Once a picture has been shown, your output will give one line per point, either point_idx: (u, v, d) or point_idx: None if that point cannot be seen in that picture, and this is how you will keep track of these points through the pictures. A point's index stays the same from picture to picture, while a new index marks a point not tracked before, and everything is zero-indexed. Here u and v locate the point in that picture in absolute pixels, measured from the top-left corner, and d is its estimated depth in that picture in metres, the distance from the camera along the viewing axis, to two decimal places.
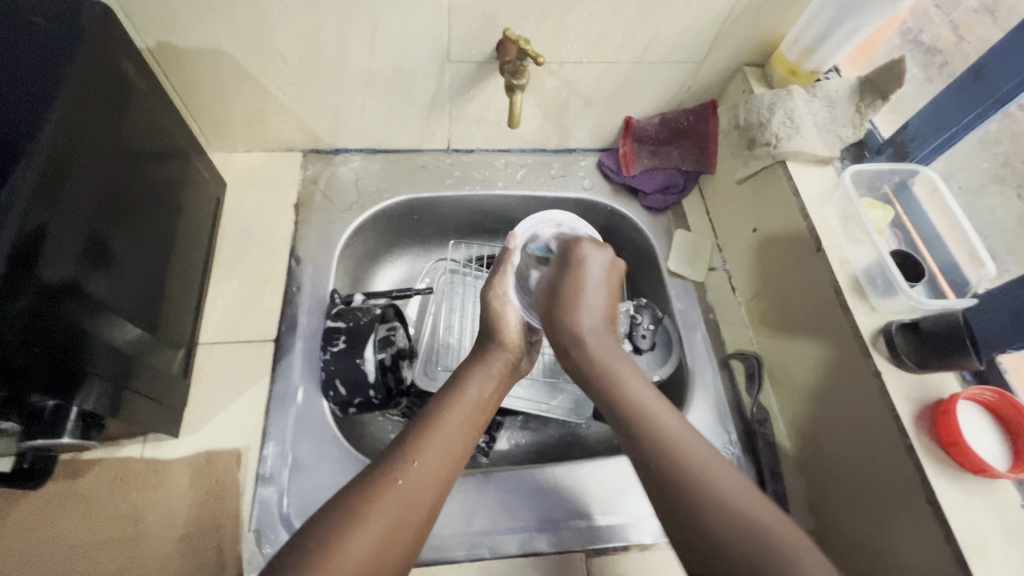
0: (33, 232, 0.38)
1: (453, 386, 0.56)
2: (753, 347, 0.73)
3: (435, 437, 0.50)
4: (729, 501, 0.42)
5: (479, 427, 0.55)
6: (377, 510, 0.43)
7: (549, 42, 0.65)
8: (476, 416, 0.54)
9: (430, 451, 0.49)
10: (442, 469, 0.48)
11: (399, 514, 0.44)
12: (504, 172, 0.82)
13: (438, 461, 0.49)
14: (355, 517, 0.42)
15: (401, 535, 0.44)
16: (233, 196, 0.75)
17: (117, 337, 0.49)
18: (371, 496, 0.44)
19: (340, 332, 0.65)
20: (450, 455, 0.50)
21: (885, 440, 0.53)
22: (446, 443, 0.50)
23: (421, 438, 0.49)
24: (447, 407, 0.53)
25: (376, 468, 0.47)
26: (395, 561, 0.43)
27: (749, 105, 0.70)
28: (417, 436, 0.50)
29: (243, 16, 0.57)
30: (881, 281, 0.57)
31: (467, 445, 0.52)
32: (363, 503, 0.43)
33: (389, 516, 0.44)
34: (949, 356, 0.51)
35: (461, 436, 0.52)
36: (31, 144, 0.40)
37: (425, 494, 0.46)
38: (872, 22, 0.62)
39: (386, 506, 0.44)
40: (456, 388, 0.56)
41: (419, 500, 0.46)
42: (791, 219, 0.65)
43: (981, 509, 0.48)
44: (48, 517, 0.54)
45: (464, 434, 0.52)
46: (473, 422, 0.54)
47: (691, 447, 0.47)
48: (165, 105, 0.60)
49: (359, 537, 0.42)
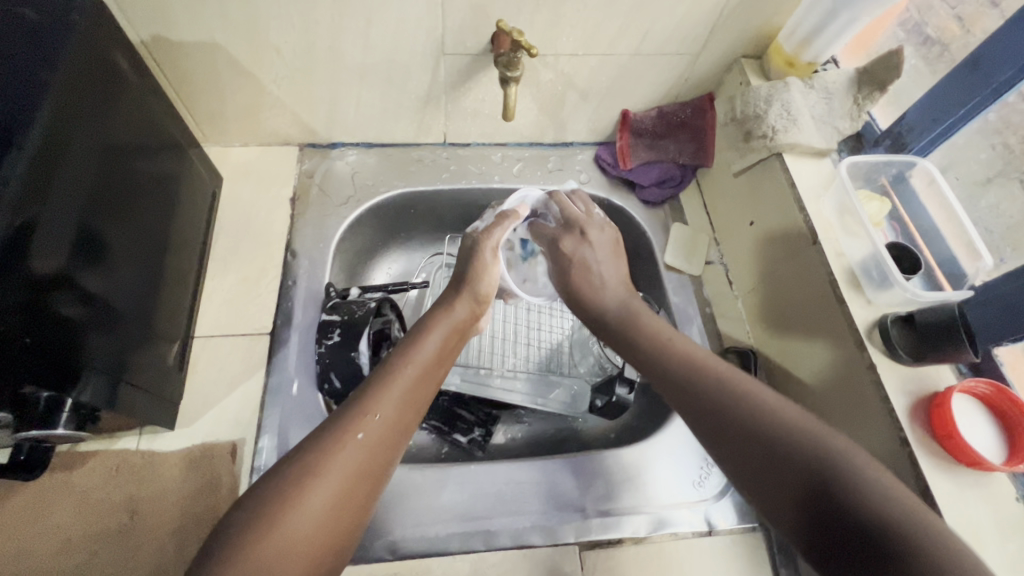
0: (24, 225, 0.39)
1: (414, 336, 0.55)
2: (750, 341, 0.72)
3: (397, 387, 0.49)
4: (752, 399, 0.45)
5: (439, 378, 0.54)
6: (336, 463, 0.43)
7: (544, 35, 0.64)
8: (435, 368, 0.53)
9: (390, 400, 0.48)
10: (400, 421, 0.48)
11: (360, 466, 0.44)
12: (500, 166, 0.82)
13: (396, 411, 0.48)
14: (317, 469, 0.42)
15: (361, 486, 0.43)
16: (229, 190, 0.75)
17: (108, 329, 0.49)
18: (329, 451, 0.43)
19: (335, 326, 0.65)
20: (413, 404, 0.50)
21: (880, 433, 0.52)
22: (407, 393, 0.49)
23: (384, 386, 0.48)
24: (409, 357, 0.52)
25: (337, 421, 0.45)
26: (354, 514, 0.43)
27: (745, 97, 0.70)
28: (373, 390, 0.48)
29: (237, 9, 0.57)
30: (876, 272, 0.57)
31: (428, 395, 0.52)
32: (325, 454, 0.43)
33: (349, 469, 0.43)
34: (946, 346, 0.51)
35: (422, 386, 0.51)
36: (22, 136, 0.40)
37: (384, 446, 0.46)
38: (870, 13, 0.62)
39: (347, 460, 0.43)
40: (417, 339, 0.55)
41: (378, 453, 0.45)
42: (785, 210, 0.65)
43: (975, 502, 0.48)
44: (44, 508, 0.55)
45: (426, 384, 0.52)
46: (435, 372, 0.53)
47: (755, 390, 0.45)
48: (159, 98, 0.60)
49: (319, 490, 0.41)
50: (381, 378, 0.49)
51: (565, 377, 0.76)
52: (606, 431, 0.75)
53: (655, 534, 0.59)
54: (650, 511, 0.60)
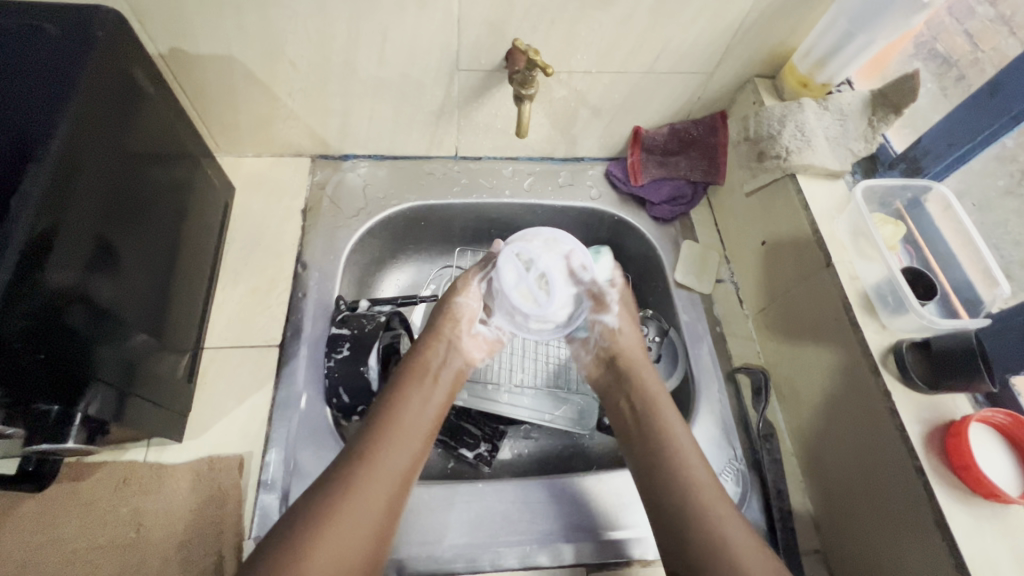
0: (43, 236, 0.39)
1: (400, 380, 0.57)
2: (760, 361, 0.72)
3: (394, 435, 0.52)
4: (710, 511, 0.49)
5: (435, 416, 0.56)
6: (337, 521, 0.46)
7: (558, 52, 0.65)
8: (432, 404, 0.57)
9: (388, 448, 0.51)
10: (399, 462, 0.51)
11: (362, 521, 0.47)
12: (511, 180, 0.82)
13: (395, 455, 0.51)
14: (319, 529, 0.45)
15: (366, 540, 0.46)
16: (240, 201, 0.76)
17: (121, 343, 0.49)
18: (333, 502, 0.46)
19: (345, 339, 0.65)
20: (412, 445, 0.53)
21: (896, 462, 0.51)
22: (402, 441, 0.52)
23: (376, 438, 0.51)
24: (401, 399, 0.55)
25: (336, 471, 0.49)
26: (362, 565, 0.46)
27: (759, 117, 0.69)
28: (370, 436, 0.52)
29: (254, 24, 0.57)
30: (891, 298, 0.56)
31: (427, 437, 0.54)
32: (325, 516, 0.46)
33: (352, 525, 0.46)
34: (965, 376, 0.50)
35: (418, 429, 0.54)
36: (42, 150, 0.40)
37: (386, 487, 0.49)
38: (885, 36, 0.62)
39: (348, 518, 0.46)
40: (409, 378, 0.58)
41: (381, 495, 0.48)
42: (799, 232, 0.65)
43: (992, 535, 0.47)
44: (51, 519, 0.55)
45: (424, 425, 0.54)
46: (431, 412, 0.56)
47: (697, 471, 0.52)
48: (175, 111, 0.60)
49: (322, 550, 0.44)
50: (372, 430, 0.52)
51: (574, 393, 0.75)
52: (611, 448, 0.75)
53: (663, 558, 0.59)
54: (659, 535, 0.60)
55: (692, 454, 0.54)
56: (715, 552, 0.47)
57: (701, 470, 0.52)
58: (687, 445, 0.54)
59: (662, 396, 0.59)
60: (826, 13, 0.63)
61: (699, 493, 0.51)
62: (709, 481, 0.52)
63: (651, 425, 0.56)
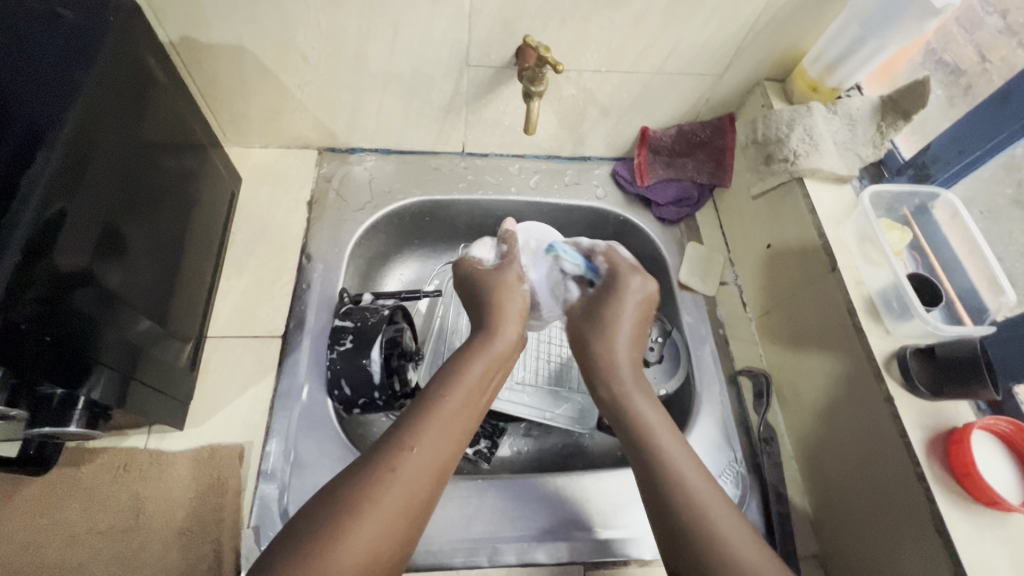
0: (51, 221, 0.39)
1: (456, 364, 0.55)
2: (763, 364, 0.72)
3: (439, 424, 0.50)
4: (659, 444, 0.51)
5: (480, 408, 0.54)
6: (376, 504, 0.44)
7: (569, 50, 0.64)
8: (479, 395, 0.54)
9: (432, 438, 0.49)
10: (442, 453, 0.49)
11: (401, 507, 0.45)
12: (517, 178, 0.82)
13: (439, 446, 0.49)
14: (361, 509, 0.43)
15: (400, 527, 0.44)
16: (247, 191, 0.76)
17: (125, 328, 0.49)
18: (373, 488, 0.44)
19: (348, 332, 0.65)
20: (455, 437, 0.50)
21: (898, 468, 0.51)
22: (449, 427, 0.50)
23: (424, 421, 0.49)
24: (450, 387, 0.53)
25: (378, 455, 0.47)
26: (394, 551, 0.44)
27: (767, 120, 0.70)
28: (413, 423, 0.49)
29: (266, 15, 0.57)
30: (897, 304, 0.56)
31: (470, 428, 0.52)
32: (365, 496, 0.44)
33: (394, 508, 0.44)
34: (969, 383, 0.50)
35: (463, 418, 0.52)
36: (53, 133, 0.40)
37: (427, 477, 0.47)
38: (898, 42, 0.61)
39: (391, 500, 0.44)
40: (461, 366, 0.55)
41: (422, 484, 0.46)
42: (805, 235, 0.65)
43: (994, 543, 0.47)
44: (51, 504, 0.55)
45: (468, 416, 0.52)
46: (478, 403, 0.54)
47: (693, 478, 0.49)
48: (185, 100, 0.60)
49: (361, 532, 0.42)
50: (422, 414, 0.50)
51: (575, 392, 0.75)
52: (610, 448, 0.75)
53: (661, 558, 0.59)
54: None
55: (652, 414, 0.55)
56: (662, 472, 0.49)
57: (697, 477, 0.49)
58: (679, 455, 0.50)
59: (647, 404, 0.56)
60: (837, 17, 0.63)
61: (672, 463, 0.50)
62: (707, 490, 0.48)
63: (635, 434, 0.53)
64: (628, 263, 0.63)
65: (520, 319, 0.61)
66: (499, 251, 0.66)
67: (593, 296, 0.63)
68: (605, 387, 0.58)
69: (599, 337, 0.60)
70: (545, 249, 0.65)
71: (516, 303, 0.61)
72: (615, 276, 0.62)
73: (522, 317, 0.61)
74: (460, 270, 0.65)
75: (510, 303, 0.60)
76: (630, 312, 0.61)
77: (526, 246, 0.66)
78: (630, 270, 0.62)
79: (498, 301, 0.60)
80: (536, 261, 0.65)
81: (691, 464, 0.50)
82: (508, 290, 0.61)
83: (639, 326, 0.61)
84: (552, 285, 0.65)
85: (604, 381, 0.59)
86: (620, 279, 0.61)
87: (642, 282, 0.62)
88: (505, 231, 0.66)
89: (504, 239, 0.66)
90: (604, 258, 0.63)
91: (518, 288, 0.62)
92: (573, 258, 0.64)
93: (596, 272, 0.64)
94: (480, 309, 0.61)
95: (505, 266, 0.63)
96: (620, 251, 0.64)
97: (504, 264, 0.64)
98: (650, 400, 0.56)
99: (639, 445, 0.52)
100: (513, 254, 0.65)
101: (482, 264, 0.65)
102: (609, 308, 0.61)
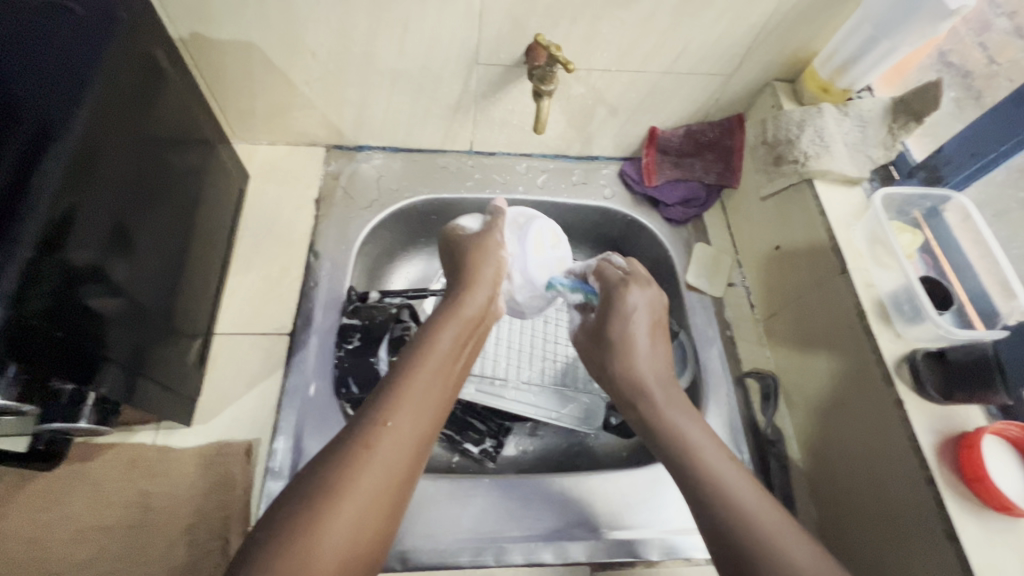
0: (61, 215, 0.38)
1: (427, 334, 0.55)
2: (769, 365, 0.72)
3: (411, 396, 0.49)
4: (701, 457, 0.50)
5: (455, 377, 0.54)
6: (356, 483, 0.43)
7: (579, 49, 0.64)
8: (452, 364, 0.54)
9: (404, 408, 0.48)
10: (416, 425, 0.48)
11: (380, 481, 0.44)
12: (525, 176, 0.82)
13: (412, 418, 0.48)
14: (336, 490, 0.42)
15: (381, 505, 0.44)
16: (255, 187, 0.76)
17: (130, 323, 0.48)
18: (349, 466, 0.44)
19: (355, 330, 0.68)
20: (429, 409, 0.50)
21: (907, 471, 0.51)
22: (423, 397, 0.50)
23: (397, 394, 0.49)
24: (422, 359, 0.52)
25: (352, 430, 0.46)
26: (378, 532, 0.43)
27: (778, 121, 0.69)
28: (386, 398, 0.48)
29: (276, 12, 0.57)
30: (908, 307, 0.56)
31: (446, 398, 0.52)
32: (342, 473, 0.43)
33: (370, 485, 0.44)
34: (979, 387, 0.50)
35: (438, 387, 0.52)
36: (63, 130, 0.39)
37: (403, 449, 0.46)
38: (910, 44, 0.61)
39: (368, 477, 0.44)
40: (432, 334, 0.55)
41: (399, 457, 0.46)
42: (815, 237, 0.64)
43: (1004, 548, 0.46)
44: (59, 499, 0.55)
45: (444, 385, 0.52)
46: (454, 373, 0.54)
47: (731, 480, 0.47)
48: (193, 94, 0.60)
49: (340, 513, 0.42)
50: (394, 388, 0.49)
51: (582, 393, 0.76)
52: (616, 450, 0.74)
53: (668, 559, 0.58)
54: (665, 536, 0.59)
55: (678, 415, 0.53)
56: (707, 485, 0.47)
57: (734, 476, 0.48)
58: (715, 460, 0.49)
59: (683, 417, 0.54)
60: (849, 18, 0.63)
61: (710, 473, 0.48)
62: (758, 501, 0.46)
63: (672, 444, 0.51)
64: (616, 269, 0.62)
65: (492, 285, 0.61)
66: (486, 221, 0.68)
67: (598, 322, 0.61)
68: (635, 410, 0.56)
69: (612, 355, 0.59)
70: (528, 229, 0.66)
71: (491, 267, 0.62)
72: (610, 294, 0.60)
73: (496, 284, 0.62)
74: (445, 238, 0.67)
75: (485, 268, 0.62)
76: (640, 312, 0.59)
77: (511, 222, 0.67)
78: (634, 285, 0.60)
79: (472, 269, 0.61)
80: (521, 238, 0.66)
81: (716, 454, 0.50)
82: (486, 255, 0.62)
83: (657, 347, 0.59)
84: (561, 294, 0.66)
85: (633, 403, 0.57)
86: (618, 297, 0.59)
87: (646, 295, 0.60)
88: (494, 206, 0.68)
89: (492, 213, 0.68)
90: (594, 275, 0.63)
91: (497, 254, 0.63)
92: (568, 283, 0.66)
93: (593, 295, 0.64)
94: (457, 274, 0.62)
95: (488, 232, 0.65)
96: (613, 263, 0.64)
97: (486, 230, 0.66)
98: (687, 412, 0.54)
99: (681, 459, 0.50)
100: (498, 222, 0.66)
101: (464, 230, 0.67)
102: (617, 330, 0.59)
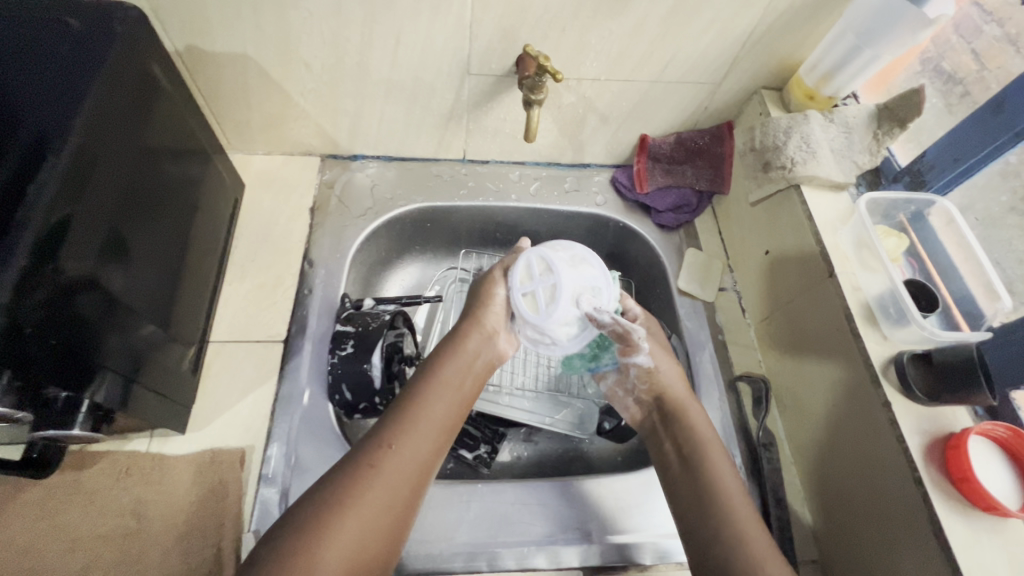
0: (58, 225, 0.39)
1: (432, 366, 0.56)
2: (761, 369, 0.72)
3: (418, 425, 0.50)
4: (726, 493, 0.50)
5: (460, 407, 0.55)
6: (359, 502, 0.44)
7: (568, 59, 0.65)
8: (457, 396, 0.55)
9: (410, 436, 0.49)
10: (419, 452, 0.49)
11: (383, 504, 0.45)
12: (517, 184, 0.83)
13: (416, 446, 0.49)
14: (341, 507, 0.43)
15: (383, 530, 0.45)
16: (251, 197, 0.77)
17: (127, 331, 0.49)
18: (352, 486, 0.45)
19: (349, 337, 0.66)
20: (435, 439, 0.51)
21: (896, 472, 0.52)
22: (429, 426, 0.51)
23: (402, 421, 0.50)
24: (427, 390, 0.53)
25: (357, 453, 0.47)
26: (379, 553, 0.44)
27: (766, 128, 0.70)
28: (393, 424, 0.50)
29: (270, 25, 0.58)
30: (893, 309, 0.57)
31: (450, 427, 0.53)
32: (347, 492, 0.44)
33: (375, 505, 0.45)
34: (964, 389, 0.50)
35: (444, 417, 0.53)
36: (60, 141, 0.40)
37: (407, 476, 0.47)
38: (892, 51, 0.62)
39: (373, 497, 0.45)
40: (434, 366, 0.56)
41: (402, 482, 0.47)
42: (802, 242, 0.65)
43: (991, 548, 0.47)
44: (52, 507, 0.55)
45: (450, 415, 0.53)
46: (458, 403, 0.55)
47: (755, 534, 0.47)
48: (188, 106, 0.61)
49: (343, 531, 0.42)
50: (400, 415, 0.51)
51: (574, 398, 0.76)
52: (610, 454, 0.75)
53: (660, 563, 0.59)
54: (657, 541, 0.60)
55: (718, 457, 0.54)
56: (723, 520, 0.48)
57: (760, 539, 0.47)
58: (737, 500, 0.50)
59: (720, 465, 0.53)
60: (832, 27, 0.64)
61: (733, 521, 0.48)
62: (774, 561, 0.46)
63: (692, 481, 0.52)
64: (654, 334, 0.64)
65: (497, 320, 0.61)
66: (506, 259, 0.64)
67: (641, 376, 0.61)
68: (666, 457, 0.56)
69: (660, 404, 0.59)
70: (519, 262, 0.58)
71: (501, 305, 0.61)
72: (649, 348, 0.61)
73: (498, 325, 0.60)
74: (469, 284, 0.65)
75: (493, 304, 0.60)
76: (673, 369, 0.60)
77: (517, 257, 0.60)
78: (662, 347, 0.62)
79: (476, 307, 0.60)
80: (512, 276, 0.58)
81: (743, 510, 0.49)
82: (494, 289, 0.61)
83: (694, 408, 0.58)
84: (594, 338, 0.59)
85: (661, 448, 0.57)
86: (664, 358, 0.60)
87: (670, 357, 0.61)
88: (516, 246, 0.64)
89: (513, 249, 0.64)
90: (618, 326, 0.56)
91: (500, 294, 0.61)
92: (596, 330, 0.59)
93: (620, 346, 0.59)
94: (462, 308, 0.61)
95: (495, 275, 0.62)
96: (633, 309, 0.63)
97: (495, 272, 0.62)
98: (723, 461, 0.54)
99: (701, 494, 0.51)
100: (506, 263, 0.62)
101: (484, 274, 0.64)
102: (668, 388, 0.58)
